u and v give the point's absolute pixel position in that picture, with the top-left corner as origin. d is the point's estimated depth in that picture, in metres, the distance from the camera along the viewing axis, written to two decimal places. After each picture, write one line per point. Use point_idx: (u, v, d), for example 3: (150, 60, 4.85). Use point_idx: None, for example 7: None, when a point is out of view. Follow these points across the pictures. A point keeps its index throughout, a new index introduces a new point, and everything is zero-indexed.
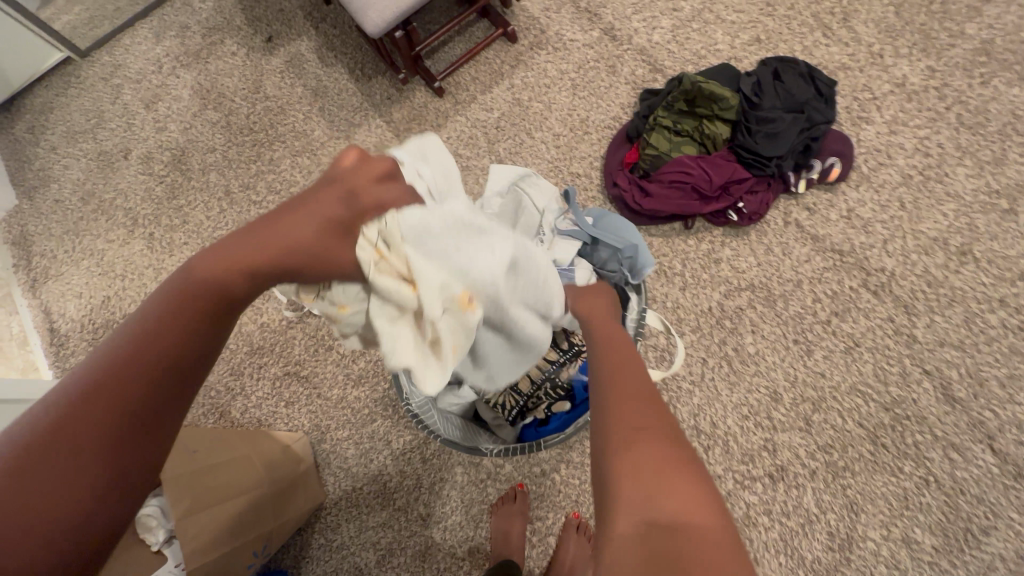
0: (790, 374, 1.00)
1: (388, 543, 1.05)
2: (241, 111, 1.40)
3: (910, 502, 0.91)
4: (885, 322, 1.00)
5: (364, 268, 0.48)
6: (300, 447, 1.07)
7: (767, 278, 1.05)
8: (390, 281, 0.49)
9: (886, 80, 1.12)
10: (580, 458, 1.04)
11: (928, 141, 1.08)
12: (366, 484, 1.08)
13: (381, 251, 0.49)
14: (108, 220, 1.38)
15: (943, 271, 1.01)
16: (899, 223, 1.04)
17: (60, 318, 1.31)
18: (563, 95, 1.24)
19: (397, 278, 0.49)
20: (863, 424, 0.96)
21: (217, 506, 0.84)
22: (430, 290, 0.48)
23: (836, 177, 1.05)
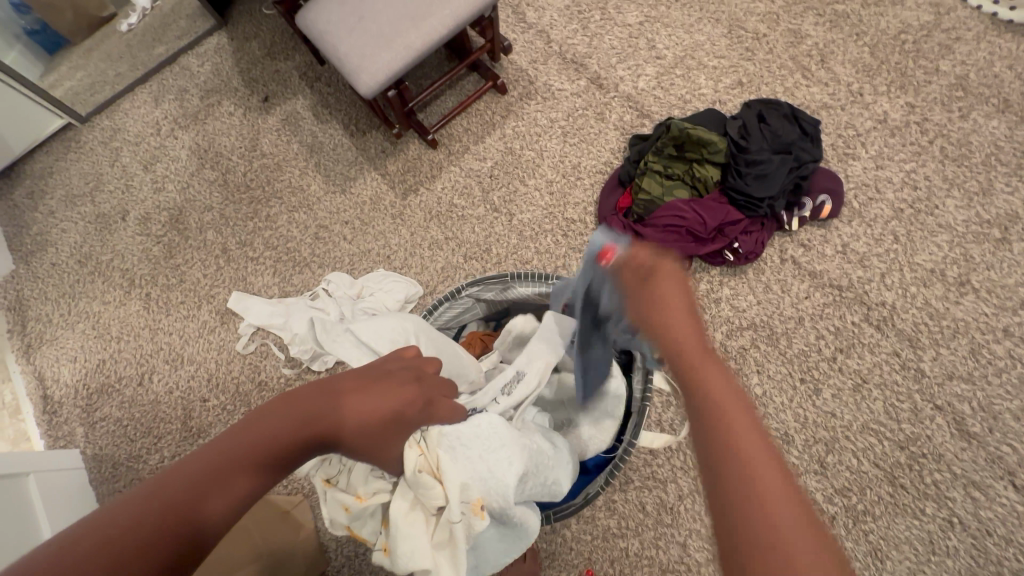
0: (799, 415, 0.98)
1: None
2: (238, 170, 1.42)
3: (936, 547, 0.88)
4: (891, 356, 0.99)
5: (409, 464, 0.58)
6: (300, 512, 1.03)
7: (768, 316, 1.04)
8: (425, 476, 0.58)
9: (868, 117, 1.15)
10: (590, 512, 0.99)
11: (915, 174, 1.09)
12: (370, 549, 1.04)
13: (421, 449, 0.59)
14: (104, 282, 1.37)
15: (943, 302, 1.01)
16: (895, 256, 1.05)
17: (54, 384, 1.29)
18: (555, 143, 1.26)
19: (431, 476, 0.59)
20: (878, 464, 0.93)
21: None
22: (455, 493, 0.58)
23: (828, 214, 1.06)
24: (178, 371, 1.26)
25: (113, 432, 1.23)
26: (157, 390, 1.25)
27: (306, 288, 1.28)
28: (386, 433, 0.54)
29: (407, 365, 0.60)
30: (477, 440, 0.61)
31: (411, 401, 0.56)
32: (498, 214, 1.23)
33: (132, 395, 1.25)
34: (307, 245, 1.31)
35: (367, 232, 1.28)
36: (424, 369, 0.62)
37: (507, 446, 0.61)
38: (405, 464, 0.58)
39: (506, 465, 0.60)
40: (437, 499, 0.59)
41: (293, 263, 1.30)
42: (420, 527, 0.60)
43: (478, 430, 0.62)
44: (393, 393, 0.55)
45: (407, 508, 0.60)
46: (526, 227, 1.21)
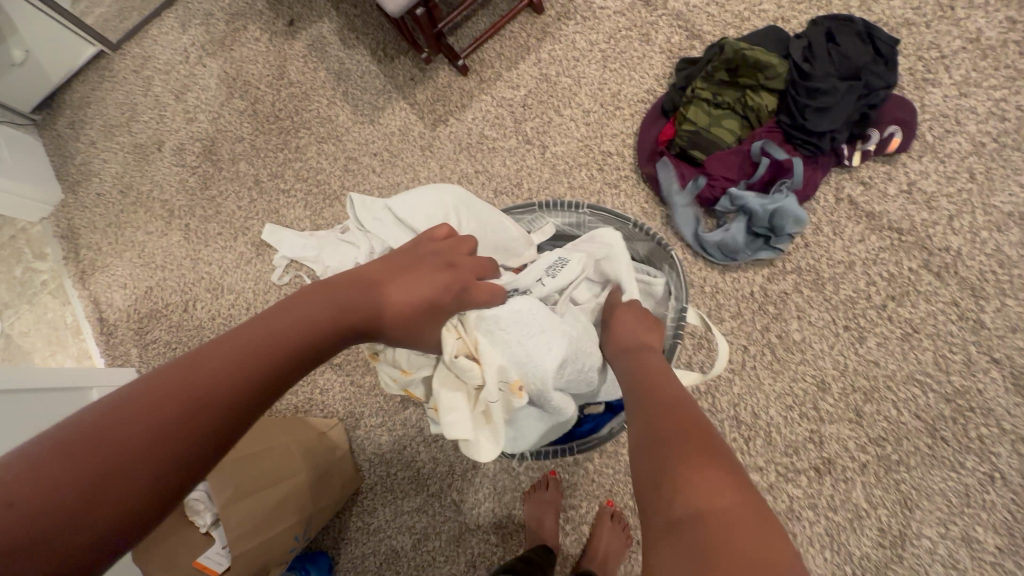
0: (839, 363, 0.94)
1: (423, 527, 1.06)
2: (267, 99, 1.39)
3: (971, 499, 0.85)
4: (948, 306, 0.92)
5: (446, 349, 0.62)
6: (335, 434, 1.08)
7: (815, 260, 0.98)
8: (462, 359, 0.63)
9: (957, 35, 1.00)
10: (613, 447, 1.00)
11: (1005, 104, 0.96)
12: (400, 470, 1.10)
13: (460, 334, 0.64)
14: (146, 212, 1.42)
15: (1018, 249, 0.91)
16: (968, 197, 0.95)
17: (109, 308, 1.38)
18: (593, 69, 1.17)
19: (468, 359, 0.63)
20: (920, 415, 0.89)
21: (252, 498, 0.87)
22: (491, 374, 0.62)
23: (896, 148, 0.96)
24: (219, 299, 1.31)
25: (164, 354, 1.31)
26: (201, 317, 1.31)
27: (336, 221, 1.28)
28: (419, 317, 0.61)
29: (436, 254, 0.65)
30: (517, 326, 0.63)
31: (442, 287, 0.62)
32: (531, 146, 1.17)
33: (178, 320, 1.32)
34: (336, 178, 1.29)
35: (396, 164, 1.25)
36: (456, 252, 0.66)
37: (545, 335, 0.64)
38: (444, 346, 0.63)
39: (543, 354, 0.64)
40: (475, 378, 0.63)
41: (323, 196, 1.29)
42: (462, 404, 0.65)
43: (517, 316, 0.64)
44: (421, 283, 0.62)
45: (451, 387, 0.66)
46: (559, 160, 1.15)
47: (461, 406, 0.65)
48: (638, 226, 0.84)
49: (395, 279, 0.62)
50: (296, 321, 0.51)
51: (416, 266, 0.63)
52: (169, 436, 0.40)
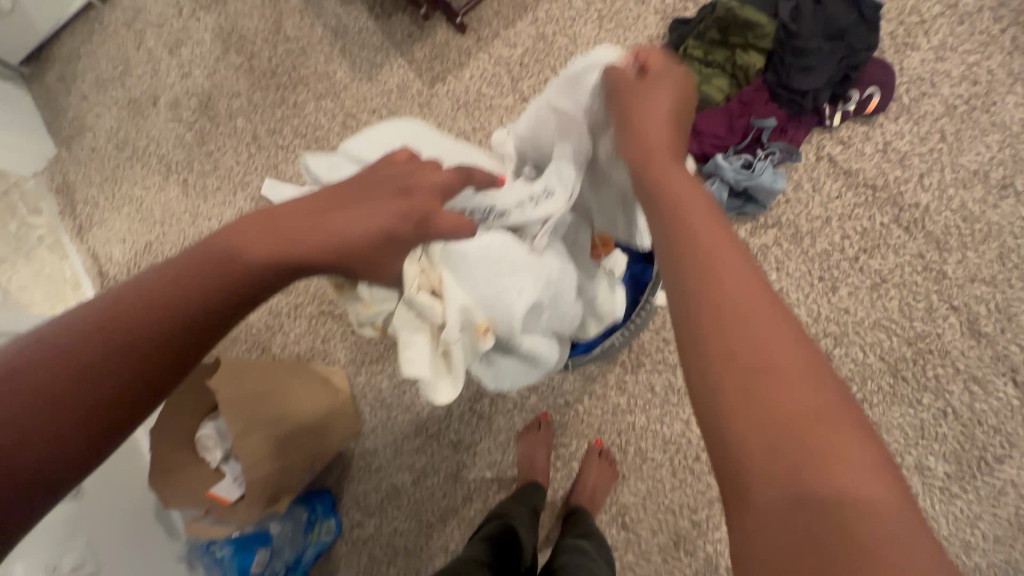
0: (813, 310, 1.00)
1: (422, 465, 1.13)
2: (263, 55, 1.39)
3: (925, 432, 0.94)
4: (915, 258, 0.99)
5: (405, 282, 0.59)
6: (338, 379, 1.13)
7: (795, 215, 1.03)
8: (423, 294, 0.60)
9: (938, 1, 1.05)
10: (601, 390, 1.07)
11: (978, 68, 1.02)
12: (400, 413, 1.15)
13: (423, 267, 0.61)
14: (143, 167, 1.42)
15: (981, 205, 0.98)
16: (938, 156, 1.01)
17: (108, 262, 1.39)
18: (589, 28, 1.20)
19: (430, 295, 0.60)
20: (884, 357, 0.97)
21: (261, 432, 0.93)
22: (456, 313, 0.59)
23: (874, 108, 1.01)
24: None
25: None
26: None
27: None
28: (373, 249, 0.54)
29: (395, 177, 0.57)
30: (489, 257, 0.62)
31: (399, 215, 0.55)
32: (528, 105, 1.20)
33: None
34: (335, 134, 1.32)
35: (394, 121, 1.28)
36: (417, 174, 0.58)
37: (517, 273, 0.62)
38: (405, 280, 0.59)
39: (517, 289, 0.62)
40: (437, 315, 0.60)
41: (322, 152, 1.32)
42: (422, 340, 0.62)
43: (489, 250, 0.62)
44: (373, 210, 0.54)
45: (410, 323, 0.61)
46: None
47: (423, 347, 0.61)
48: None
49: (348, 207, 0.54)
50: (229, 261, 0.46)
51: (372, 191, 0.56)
52: (96, 389, 0.38)
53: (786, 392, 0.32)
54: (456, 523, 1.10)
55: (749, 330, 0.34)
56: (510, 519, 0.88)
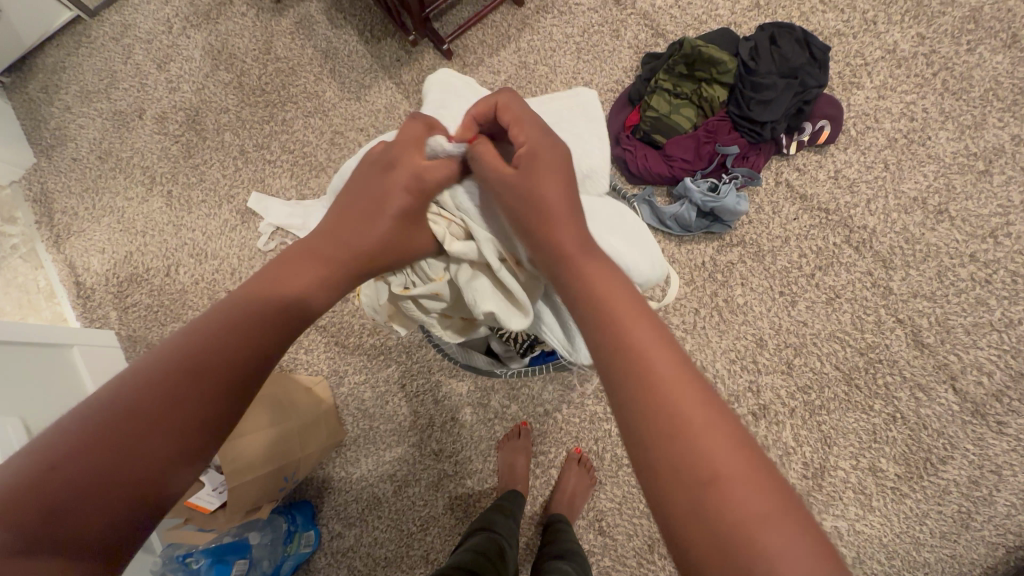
0: (775, 323, 1.08)
1: (403, 475, 1.14)
2: (253, 72, 1.43)
3: (877, 436, 1.01)
4: (864, 275, 1.08)
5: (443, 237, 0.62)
6: (321, 390, 1.16)
7: (757, 234, 1.12)
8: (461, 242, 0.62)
9: (878, 47, 1.17)
10: (580, 398, 1.12)
11: (914, 106, 1.14)
12: (382, 423, 1.17)
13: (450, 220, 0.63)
14: (126, 178, 1.43)
15: (920, 228, 1.08)
16: (882, 183, 1.11)
17: (85, 273, 1.38)
18: (568, 59, 1.28)
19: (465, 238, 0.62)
20: (839, 366, 1.05)
21: (246, 437, 0.94)
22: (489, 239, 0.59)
23: (825, 139, 1.11)
24: (203, 265, 1.34)
25: (145, 317, 1.33)
26: (184, 282, 1.34)
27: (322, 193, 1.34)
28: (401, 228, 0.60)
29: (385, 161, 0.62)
30: (493, 190, 0.57)
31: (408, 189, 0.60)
32: None
33: (160, 285, 1.35)
34: (323, 151, 1.36)
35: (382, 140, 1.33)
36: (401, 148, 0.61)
37: None
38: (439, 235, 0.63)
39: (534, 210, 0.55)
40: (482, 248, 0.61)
41: (310, 167, 1.36)
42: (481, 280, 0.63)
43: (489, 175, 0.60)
44: (386, 196, 0.59)
45: (467, 273, 0.64)
46: None
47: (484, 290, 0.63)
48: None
49: (365, 215, 0.59)
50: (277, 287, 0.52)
51: (375, 182, 0.61)
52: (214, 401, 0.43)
53: (732, 502, 0.32)
54: (436, 532, 1.12)
55: (685, 434, 0.35)
56: (493, 527, 0.92)
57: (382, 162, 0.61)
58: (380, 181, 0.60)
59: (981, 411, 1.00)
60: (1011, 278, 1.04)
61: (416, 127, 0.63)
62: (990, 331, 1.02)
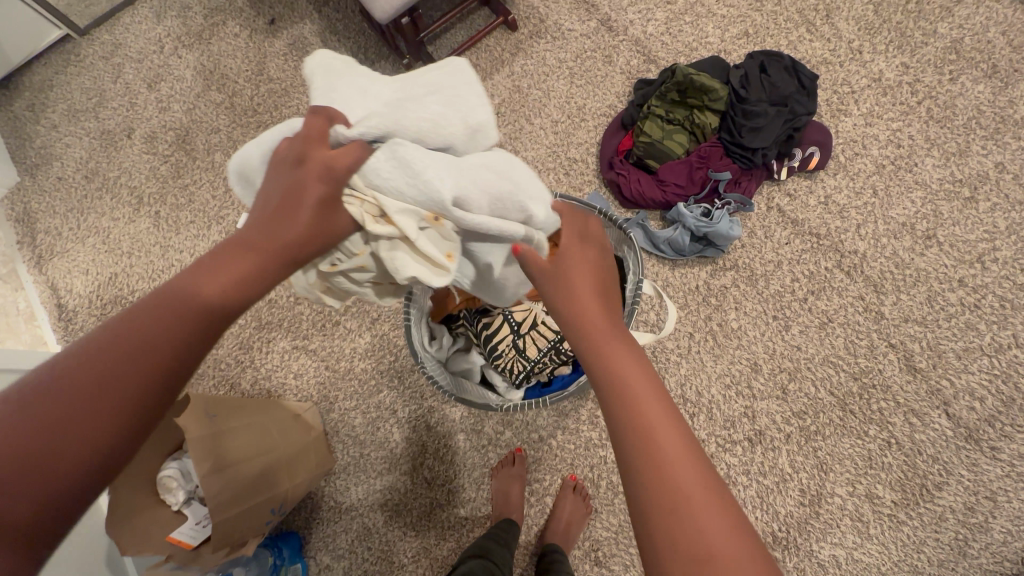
0: (769, 348, 1.08)
1: (395, 504, 1.12)
2: (245, 93, 1.42)
3: (873, 462, 1.01)
4: (856, 300, 1.09)
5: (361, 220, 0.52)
6: (311, 416, 1.12)
7: (750, 259, 1.12)
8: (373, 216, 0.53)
9: (864, 75, 1.20)
10: (575, 425, 1.10)
11: (900, 133, 1.16)
12: (374, 450, 1.14)
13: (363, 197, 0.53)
14: (112, 198, 1.40)
15: (909, 253, 1.10)
16: (871, 209, 1.13)
17: (67, 294, 1.34)
18: (562, 83, 1.29)
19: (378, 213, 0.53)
20: (833, 392, 1.05)
21: (235, 468, 0.90)
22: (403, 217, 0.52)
23: (815, 165, 1.12)
24: None
25: None
26: None
27: None
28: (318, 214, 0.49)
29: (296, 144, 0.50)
30: (400, 163, 0.51)
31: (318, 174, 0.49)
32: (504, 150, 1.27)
33: None
34: None
35: None
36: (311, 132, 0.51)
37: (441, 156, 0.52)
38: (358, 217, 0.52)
39: (440, 174, 0.50)
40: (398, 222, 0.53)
41: None
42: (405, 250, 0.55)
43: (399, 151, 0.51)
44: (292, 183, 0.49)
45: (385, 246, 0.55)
46: (529, 164, 1.25)
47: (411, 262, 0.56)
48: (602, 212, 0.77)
49: (275, 211, 0.48)
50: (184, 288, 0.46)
51: (287, 165, 0.50)
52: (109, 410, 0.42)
53: None
54: (428, 563, 1.08)
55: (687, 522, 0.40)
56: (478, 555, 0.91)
57: (288, 154, 0.50)
58: (291, 173, 0.49)
59: (974, 437, 1.00)
60: (999, 302, 1.05)
61: (319, 120, 0.52)
62: (980, 355, 1.03)
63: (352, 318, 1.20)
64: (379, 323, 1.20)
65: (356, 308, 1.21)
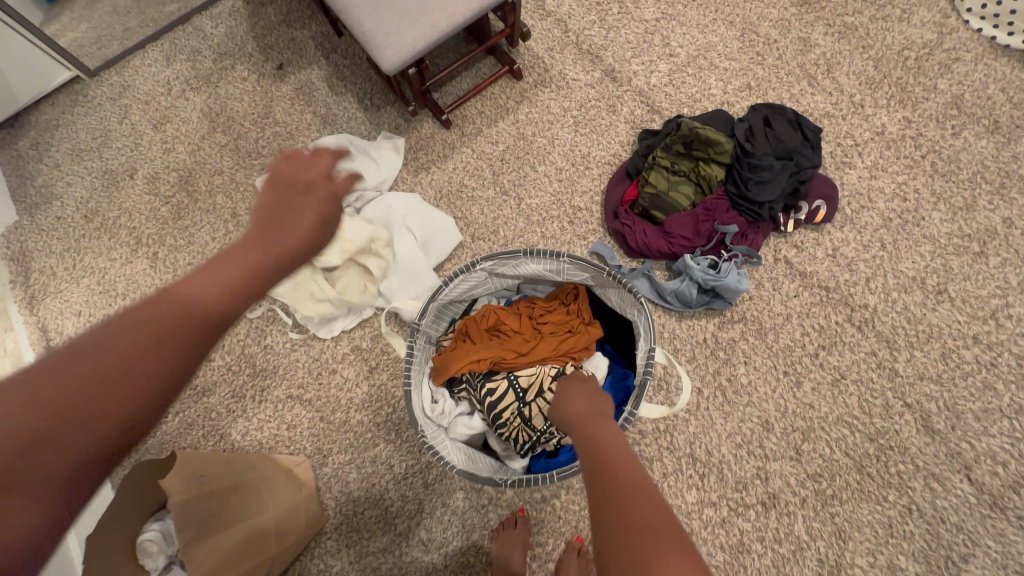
0: (780, 405, 1.04)
1: (388, 568, 1.05)
2: (250, 136, 1.43)
3: (894, 530, 0.96)
4: (869, 356, 1.06)
5: None
6: (301, 471, 1.07)
7: (758, 311, 1.10)
8: None
9: (867, 128, 1.21)
10: (580, 484, 1.06)
11: (905, 187, 1.16)
12: (367, 508, 1.09)
13: None
14: (110, 238, 1.38)
15: (921, 308, 1.07)
16: (880, 262, 1.11)
17: (58, 336, 1.31)
18: (566, 131, 1.30)
19: None
20: (849, 453, 1.01)
21: (220, 534, 0.84)
22: None
23: (822, 218, 1.12)
24: None
25: None
26: None
27: None
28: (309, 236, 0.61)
29: (297, 180, 0.64)
30: None
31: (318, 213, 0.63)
32: (508, 197, 1.26)
33: None
34: None
35: None
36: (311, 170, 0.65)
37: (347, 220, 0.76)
38: None
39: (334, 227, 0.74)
40: None
41: None
42: None
43: None
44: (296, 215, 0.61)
45: None
46: (533, 212, 1.25)
47: None
48: (611, 275, 0.75)
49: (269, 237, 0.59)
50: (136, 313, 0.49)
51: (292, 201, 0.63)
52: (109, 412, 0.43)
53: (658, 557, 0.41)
54: None
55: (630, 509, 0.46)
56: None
57: (295, 181, 0.64)
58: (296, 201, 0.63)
59: (999, 504, 0.96)
60: (1015, 361, 1.03)
61: (326, 158, 0.68)
62: (1000, 417, 1.00)
63: (349, 367, 1.17)
64: (378, 372, 1.16)
65: (354, 356, 1.18)
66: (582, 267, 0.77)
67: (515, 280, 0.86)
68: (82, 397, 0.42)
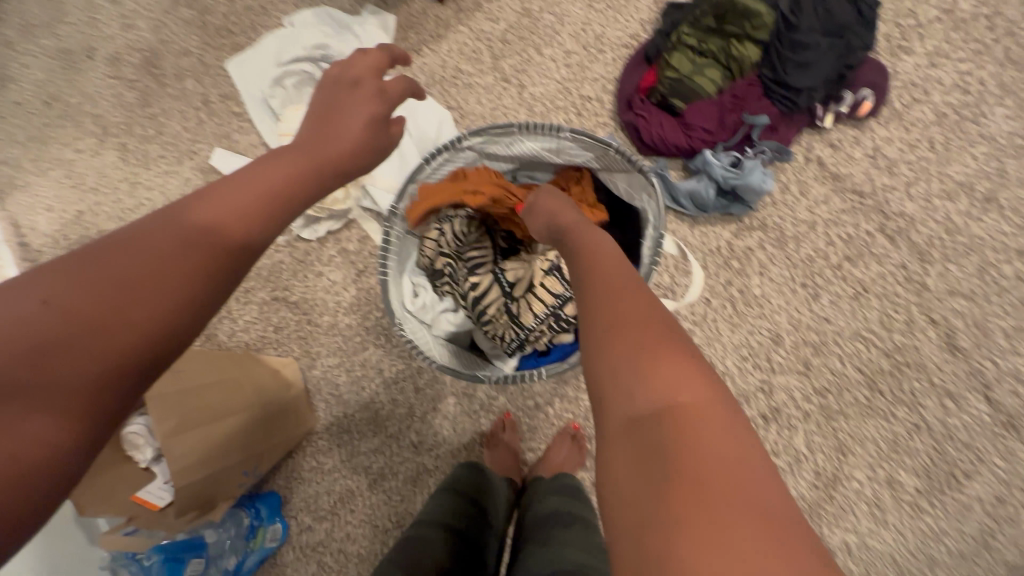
0: (793, 318, 0.97)
1: (380, 467, 1.05)
2: (217, 10, 1.25)
3: (898, 446, 0.93)
4: (897, 268, 0.97)
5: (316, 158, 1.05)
6: (290, 372, 1.04)
7: (781, 219, 0.99)
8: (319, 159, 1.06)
9: (934, 5, 1.02)
10: (574, 393, 1.03)
11: (969, 77, 0.99)
12: (357, 411, 1.07)
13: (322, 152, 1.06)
14: (75, 127, 1.27)
15: (963, 218, 0.96)
16: (925, 165, 0.98)
17: (31, 232, 1.24)
18: (578, 7, 1.12)
19: None
20: (861, 369, 0.95)
21: (204, 425, 0.81)
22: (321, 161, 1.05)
23: (866, 112, 0.97)
24: None
25: None
26: None
27: None
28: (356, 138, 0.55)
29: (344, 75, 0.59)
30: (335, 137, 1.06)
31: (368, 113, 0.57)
32: (508, 85, 1.12)
33: None
34: None
35: None
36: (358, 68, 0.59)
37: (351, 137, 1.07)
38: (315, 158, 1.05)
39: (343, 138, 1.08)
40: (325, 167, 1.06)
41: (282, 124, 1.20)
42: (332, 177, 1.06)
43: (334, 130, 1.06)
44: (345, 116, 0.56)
45: None
46: (537, 102, 1.11)
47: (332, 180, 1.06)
48: (618, 152, 0.65)
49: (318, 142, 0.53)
50: (196, 209, 0.43)
51: (335, 100, 0.57)
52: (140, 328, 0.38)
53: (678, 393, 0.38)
54: None
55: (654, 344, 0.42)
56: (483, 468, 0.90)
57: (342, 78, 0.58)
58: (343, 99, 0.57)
59: (1013, 424, 0.91)
60: None
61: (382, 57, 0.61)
62: None
63: (336, 270, 1.10)
64: (366, 276, 1.10)
65: (340, 259, 1.10)
66: (583, 143, 0.68)
67: (508, 163, 0.76)
68: (115, 301, 0.38)
